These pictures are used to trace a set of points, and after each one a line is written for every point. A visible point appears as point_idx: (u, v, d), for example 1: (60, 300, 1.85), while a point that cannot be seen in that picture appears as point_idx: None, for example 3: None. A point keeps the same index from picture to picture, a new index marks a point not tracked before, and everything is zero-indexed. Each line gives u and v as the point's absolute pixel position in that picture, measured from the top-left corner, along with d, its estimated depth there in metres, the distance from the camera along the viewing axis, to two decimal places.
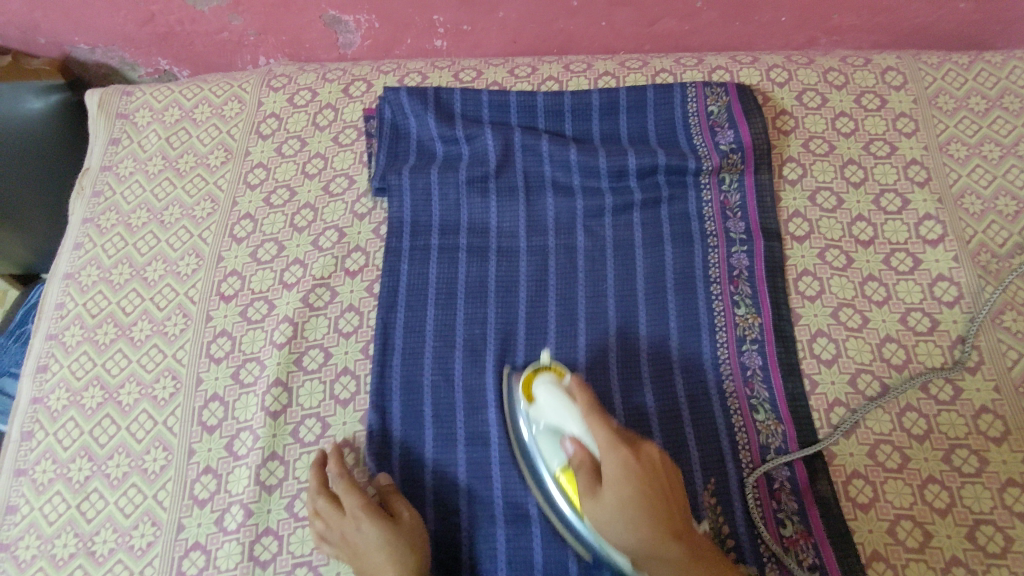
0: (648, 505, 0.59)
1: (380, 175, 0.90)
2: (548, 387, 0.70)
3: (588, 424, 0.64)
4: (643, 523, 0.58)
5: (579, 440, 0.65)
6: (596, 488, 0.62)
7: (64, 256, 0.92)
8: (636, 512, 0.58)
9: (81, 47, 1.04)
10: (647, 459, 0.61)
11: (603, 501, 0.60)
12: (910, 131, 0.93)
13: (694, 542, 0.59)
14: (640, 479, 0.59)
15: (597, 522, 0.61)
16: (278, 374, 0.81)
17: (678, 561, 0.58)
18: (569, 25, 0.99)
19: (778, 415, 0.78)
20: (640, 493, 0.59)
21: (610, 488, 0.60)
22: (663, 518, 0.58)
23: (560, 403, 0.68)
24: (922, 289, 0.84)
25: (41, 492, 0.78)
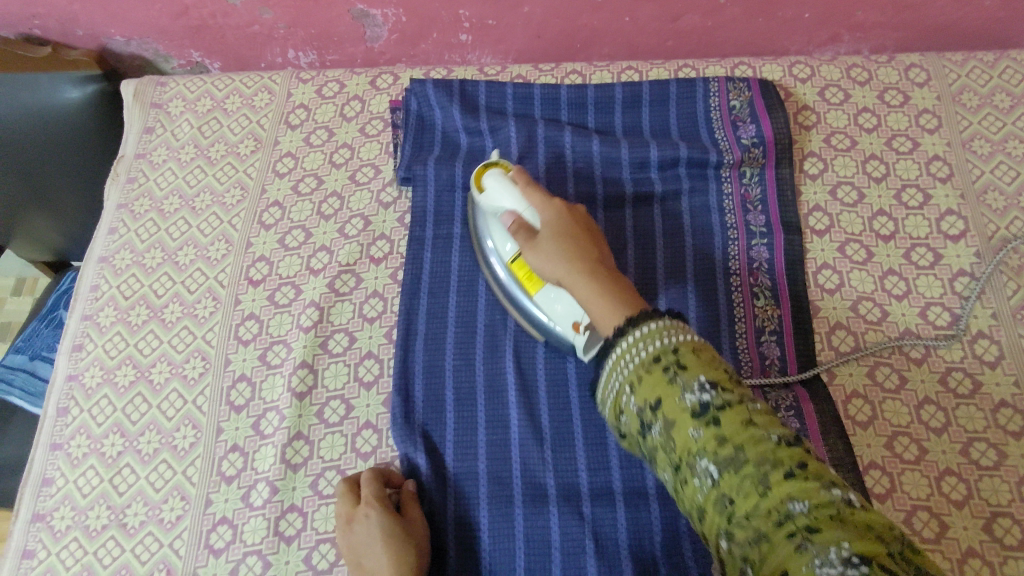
0: (578, 249, 0.66)
1: (406, 165, 0.92)
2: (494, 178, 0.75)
3: (529, 201, 0.71)
4: (574, 255, 0.65)
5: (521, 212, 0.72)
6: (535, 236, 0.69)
7: (99, 240, 0.95)
8: (566, 259, 0.65)
9: (117, 39, 1.07)
10: (574, 219, 0.70)
11: (538, 245, 0.68)
12: (933, 128, 0.94)
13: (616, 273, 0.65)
14: (568, 229, 0.68)
15: (536, 265, 0.69)
16: (304, 357, 0.83)
17: (598, 284, 0.63)
18: (593, 20, 1.00)
19: (795, 405, 0.78)
20: (566, 234, 0.67)
21: (546, 232, 0.68)
22: (587, 257, 0.65)
23: (504, 188, 0.73)
24: (942, 284, 0.84)
25: (75, 466, 0.81)
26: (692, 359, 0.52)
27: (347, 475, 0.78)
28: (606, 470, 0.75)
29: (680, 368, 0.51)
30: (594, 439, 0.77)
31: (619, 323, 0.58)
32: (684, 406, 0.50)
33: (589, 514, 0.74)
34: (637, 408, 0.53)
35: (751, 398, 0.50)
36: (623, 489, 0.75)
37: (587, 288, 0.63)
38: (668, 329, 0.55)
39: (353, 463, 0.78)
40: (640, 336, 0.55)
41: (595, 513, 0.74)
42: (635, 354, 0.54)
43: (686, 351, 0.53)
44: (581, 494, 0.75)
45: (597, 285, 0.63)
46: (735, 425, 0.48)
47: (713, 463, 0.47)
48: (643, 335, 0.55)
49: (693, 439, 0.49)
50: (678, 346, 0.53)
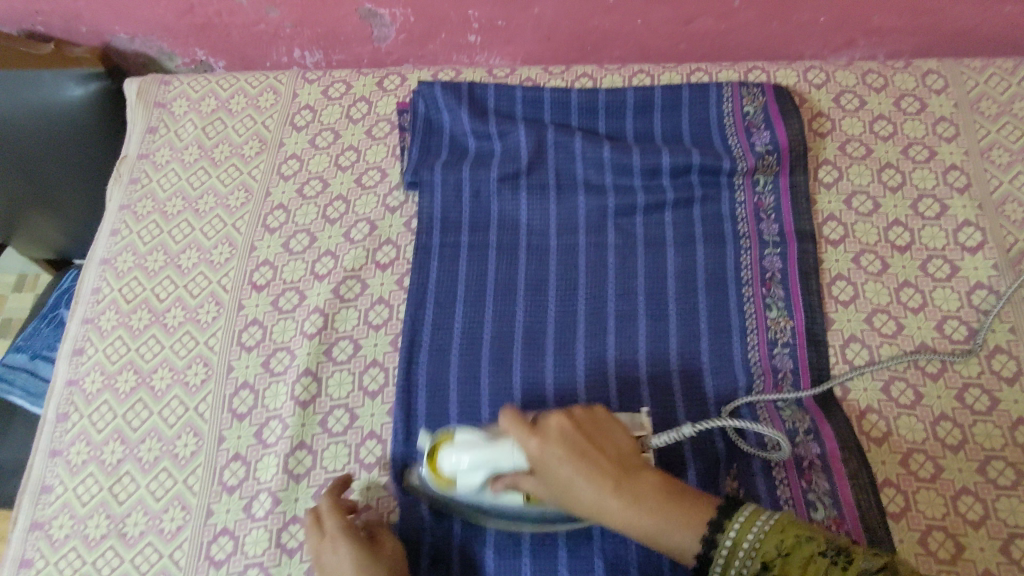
0: (601, 466, 0.58)
1: (412, 170, 0.91)
2: (460, 447, 0.66)
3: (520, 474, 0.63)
4: (602, 480, 0.57)
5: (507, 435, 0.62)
6: (544, 470, 0.59)
7: (101, 242, 0.94)
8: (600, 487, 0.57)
9: (121, 37, 1.06)
10: (566, 425, 0.60)
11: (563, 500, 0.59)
12: (950, 136, 0.92)
13: (650, 473, 0.59)
14: (574, 440, 0.59)
15: (561, 499, 0.60)
16: (308, 365, 0.82)
17: (649, 505, 0.56)
18: (605, 22, 0.99)
19: (813, 428, 0.76)
20: (578, 454, 0.58)
21: (554, 464, 0.58)
22: (611, 472, 0.58)
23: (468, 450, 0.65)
24: (959, 297, 0.82)
25: (75, 473, 0.80)
26: (788, 555, 0.52)
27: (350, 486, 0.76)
28: None
29: (785, 574, 0.51)
30: None
31: (699, 541, 0.55)
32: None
33: (598, 532, 0.71)
34: None
35: (856, 558, 0.50)
36: None
37: (640, 520, 0.56)
38: (753, 517, 0.54)
39: (356, 474, 0.77)
40: (728, 545, 0.54)
41: (604, 530, 0.71)
42: (739, 560, 0.53)
43: (777, 549, 0.52)
44: None
45: (649, 513, 0.56)
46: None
47: None
48: (732, 545, 0.54)
49: None
50: (767, 542, 0.53)
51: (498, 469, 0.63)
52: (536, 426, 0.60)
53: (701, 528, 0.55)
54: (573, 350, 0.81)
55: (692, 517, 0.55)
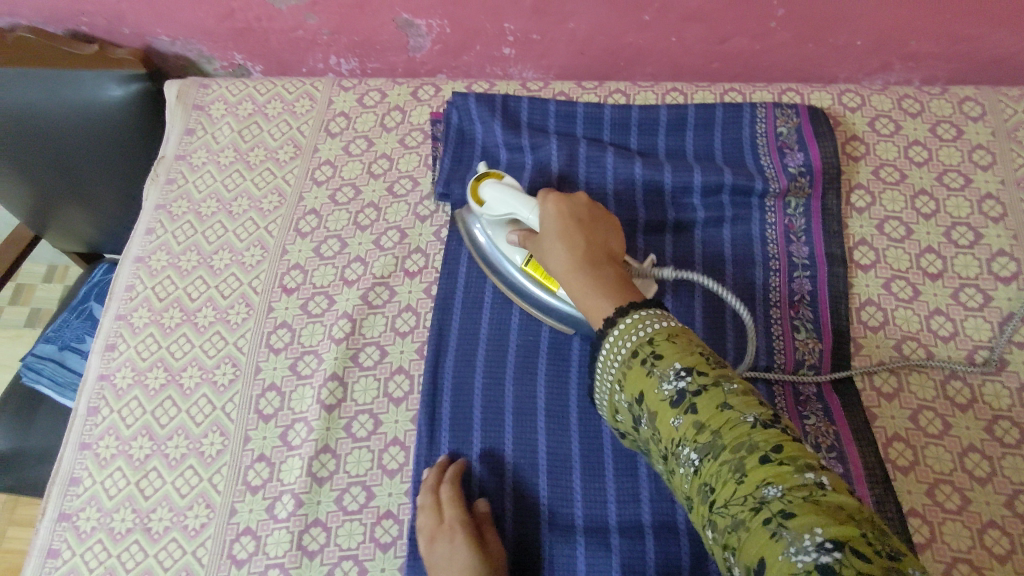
0: (580, 235, 0.69)
1: (444, 180, 0.92)
2: (495, 186, 0.79)
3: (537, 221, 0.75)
4: (570, 240, 0.68)
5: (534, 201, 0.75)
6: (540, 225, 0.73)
7: (136, 240, 0.95)
8: (564, 242, 0.68)
9: (162, 39, 1.08)
10: (577, 208, 0.72)
11: (543, 247, 0.71)
12: (986, 164, 0.91)
13: (617, 268, 0.67)
14: (575, 214, 0.71)
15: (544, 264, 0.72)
16: (334, 369, 0.83)
17: (596, 277, 0.65)
18: (640, 39, 0.99)
19: (843, 461, 0.74)
20: (570, 217, 0.70)
21: (550, 225, 0.71)
22: (587, 247, 0.68)
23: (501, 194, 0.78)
24: (991, 327, 0.81)
25: (103, 467, 0.81)
26: (668, 347, 0.54)
27: (372, 492, 0.77)
28: (636, 503, 0.74)
29: (656, 357, 0.54)
30: (625, 469, 0.75)
31: (613, 312, 0.60)
32: (662, 395, 0.52)
33: (616, 546, 0.72)
34: (630, 404, 0.56)
35: (728, 377, 0.51)
36: (652, 523, 0.73)
37: (583, 288, 0.65)
38: (655, 317, 0.57)
39: (378, 479, 0.78)
40: (625, 324, 0.58)
41: (622, 544, 0.72)
42: (622, 345, 0.57)
43: (661, 338, 0.55)
44: (608, 527, 0.74)
45: (595, 281, 0.64)
46: (714, 414, 0.49)
47: (696, 450, 0.48)
48: (630, 333, 0.58)
49: (675, 429, 0.50)
50: (657, 333, 0.56)
51: (516, 214, 0.77)
52: (558, 194, 0.73)
53: (623, 301, 0.62)
54: None
55: (625, 297, 0.62)
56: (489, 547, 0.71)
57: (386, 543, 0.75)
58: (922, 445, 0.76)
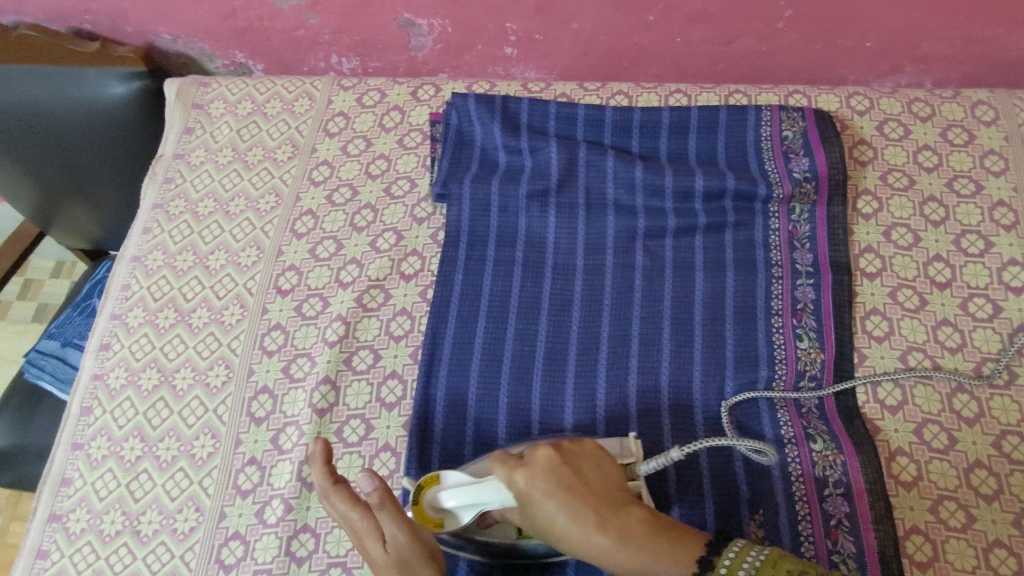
0: (583, 493, 0.60)
1: (442, 182, 0.90)
2: (455, 488, 0.66)
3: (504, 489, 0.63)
4: (580, 511, 0.59)
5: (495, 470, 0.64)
6: (529, 507, 0.61)
7: (133, 239, 0.95)
8: (578, 522, 0.59)
9: (164, 37, 1.07)
10: (552, 463, 0.61)
11: (540, 512, 0.60)
12: (998, 170, 0.88)
13: (637, 506, 0.61)
14: (559, 476, 0.61)
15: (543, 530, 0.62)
16: (327, 373, 0.82)
17: (632, 540, 0.58)
18: (644, 39, 0.97)
19: (846, 480, 0.72)
20: (561, 488, 0.60)
21: (542, 498, 0.60)
22: (591, 500, 0.60)
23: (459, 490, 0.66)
24: (1001, 339, 0.79)
25: (94, 467, 0.81)
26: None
27: None
28: None
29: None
30: None
31: None
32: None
33: None
34: None
35: None
36: None
37: (622, 553, 0.58)
38: (743, 549, 0.56)
39: None
40: (721, 572, 0.55)
41: None
42: None
43: (767, 571, 0.53)
44: None
45: (632, 545, 0.58)
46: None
47: None
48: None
49: None
50: (757, 570, 0.54)
51: (487, 508, 0.65)
52: (524, 462, 0.62)
53: (693, 565, 0.57)
54: (594, 372, 0.80)
55: (684, 555, 0.57)
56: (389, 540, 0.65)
57: None
58: (926, 461, 0.74)
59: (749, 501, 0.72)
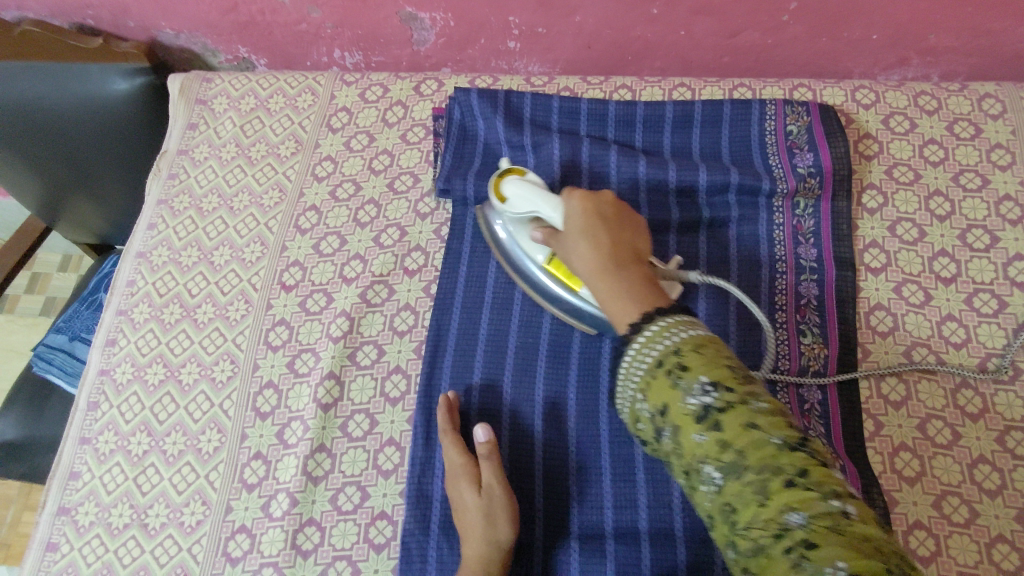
0: (607, 233, 0.68)
1: (445, 176, 0.90)
2: (519, 183, 0.78)
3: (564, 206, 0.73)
4: (599, 240, 0.67)
5: (564, 199, 0.73)
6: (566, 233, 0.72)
7: (138, 234, 0.96)
8: (593, 247, 0.67)
9: (167, 32, 1.07)
10: (603, 206, 0.71)
11: (571, 235, 0.70)
12: (1005, 164, 0.88)
13: (642, 268, 0.66)
14: (601, 211, 0.70)
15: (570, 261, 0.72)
16: (332, 367, 0.82)
17: (622, 276, 0.64)
18: (647, 32, 0.97)
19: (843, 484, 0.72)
20: (595, 223, 0.69)
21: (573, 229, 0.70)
22: (610, 246, 0.67)
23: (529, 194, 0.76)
24: (1006, 334, 0.79)
25: (102, 461, 0.81)
26: (694, 358, 0.51)
27: (367, 492, 0.76)
28: (633, 509, 0.73)
29: (681, 370, 0.51)
30: (621, 474, 0.74)
31: (638, 317, 0.59)
32: (687, 411, 0.49)
33: (612, 552, 0.72)
34: (650, 414, 0.53)
35: (756, 395, 0.49)
36: (649, 531, 0.72)
37: (612, 283, 0.64)
38: (688, 329, 0.54)
39: (373, 480, 0.77)
40: (648, 332, 0.55)
41: (618, 550, 0.72)
42: (649, 356, 0.54)
43: (688, 349, 0.52)
44: (604, 532, 0.73)
45: (622, 281, 0.64)
46: (736, 427, 0.47)
47: (716, 468, 0.47)
48: (648, 338, 0.55)
49: (698, 445, 0.48)
50: (685, 345, 0.52)
51: (540, 212, 0.75)
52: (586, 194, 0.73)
53: (649, 306, 0.59)
54: (598, 367, 0.80)
55: (650, 300, 0.60)
56: (483, 489, 0.71)
57: (380, 543, 0.74)
58: (929, 456, 0.74)
59: None
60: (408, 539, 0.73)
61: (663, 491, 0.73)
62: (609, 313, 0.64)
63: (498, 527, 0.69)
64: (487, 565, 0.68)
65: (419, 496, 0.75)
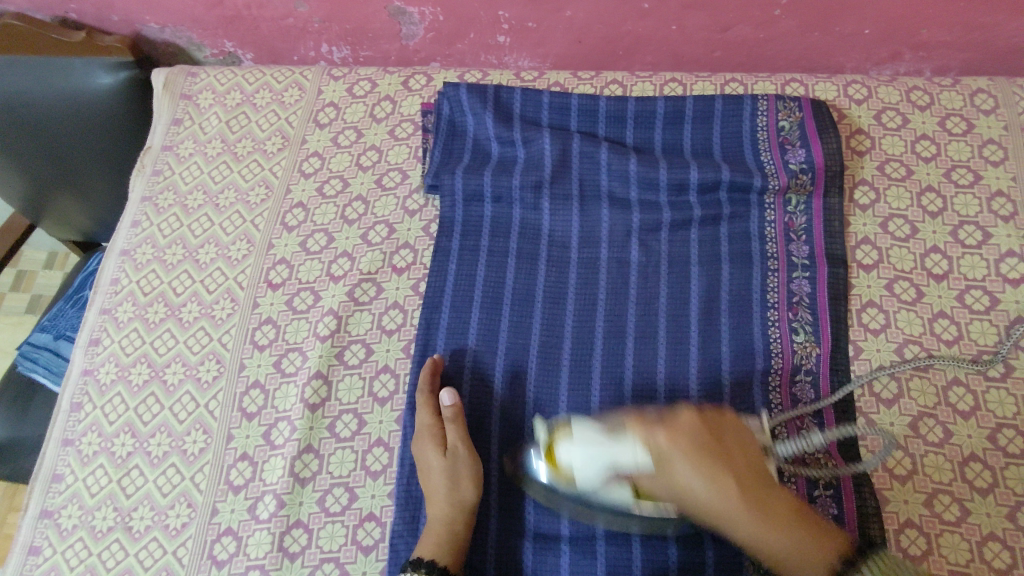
0: (725, 474, 0.59)
1: (433, 173, 0.89)
2: (580, 439, 0.65)
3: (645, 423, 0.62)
4: (718, 478, 0.59)
5: (634, 430, 0.62)
6: (663, 468, 0.60)
7: (122, 232, 0.94)
8: (712, 468, 0.59)
9: (152, 26, 1.06)
10: (694, 427, 0.61)
11: (671, 464, 0.60)
12: (998, 160, 0.87)
13: (784, 493, 0.61)
14: (698, 442, 0.60)
15: (671, 493, 0.61)
16: (319, 367, 0.81)
17: (767, 514, 0.58)
18: (638, 27, 0.96)
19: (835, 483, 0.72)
20: (703, 452, 0.60)
21: (677, 463, 0.59)
22: (719, 454, 0.60)
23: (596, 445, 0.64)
24: (997, 331, 0.78)
25: (86, 463, 0.80)
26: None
27: (355, 493, 0.75)
28: None
29: None
30: None
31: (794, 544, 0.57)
32: None
33: (603, 553, 0.71)
34: None
35: None
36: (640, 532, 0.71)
37: (775, 537, 0.58)
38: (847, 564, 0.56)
39: (361, 480, 0.76)
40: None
41: (609, 551, 0.71)
42: None
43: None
44: (595, 533, 0.72)
45: (786, 533, 0.58)
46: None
47: None
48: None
49: None
50: None
51: (617, 464, 0.62)
52: (666, 423, 0.62)
53: (807, 557, 0.57)
54: (588, 366, 0.79)
55: (826, 542, 0.58)
56: (448, 451, 0.72)
57: (368, 545, 0.73)
58: (921, 454, 0.73)
59: None
60: (397, 539, 0.72)
61: None
62: (766, 554, 0.59)
63: (462, 488, 0.71)
64: (452, 525, 0.70)
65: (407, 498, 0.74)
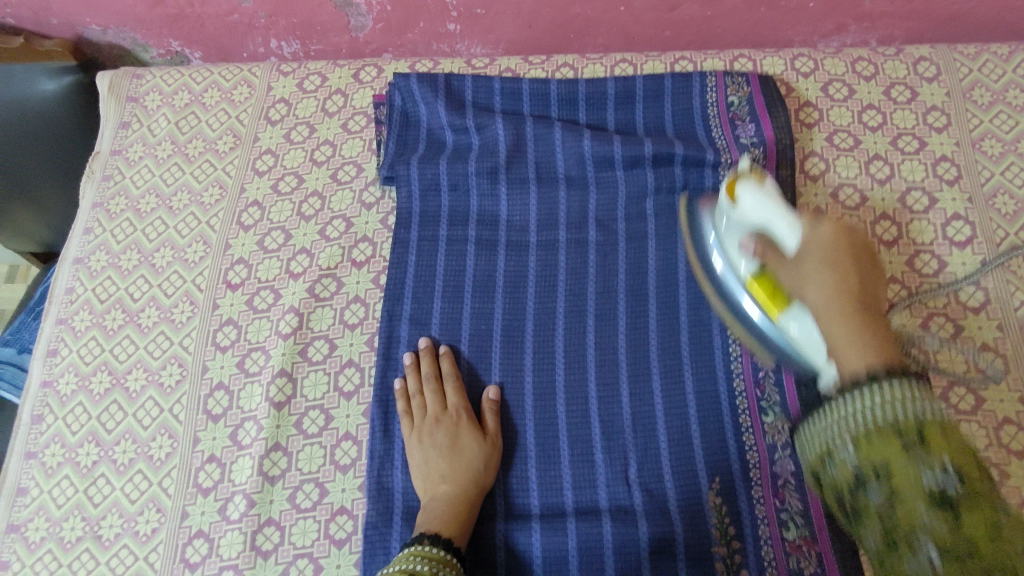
0: (851, 276, 0.57)
1: (388, 164, 0.89)
2: (759, 192, 0.65)
3: (797, 215, 0.61)
4: (841, 287, 0.56)
5: (802, 212, 0.62)
6: (802, 251, 0.60)
7: (74, 240, 0.93)
8: (826, 277, 0.57)
9: (93, 28, 1.04)
10: (855, 241, 0.60)
11: (806, 251, 0.59)
12: (941, 126, 0.89)
13: (886, 330, 0.55)
14: (850, 248, 0.59)
15: (793, 288, 0.60)
16: (283, 365, 0.81)
17: (850, 325, 0.54)
18: (587, 9, 0.96)
19: (793, 443, 0.72)
20: (839, 257, 0.58)
21: (811, 249, 0.59)
22: (855, 283, 0.57)
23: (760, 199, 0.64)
24: (946, 293, 0.80)
25: (50, 475, 0.79)
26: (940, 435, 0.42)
27: (326, 488, 0.76)
28: (593, 488, 0.73)
29: (922, 443, 0.42)
30: (581, 455, 0.75)
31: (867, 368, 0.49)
32: (862, 490, 0.43)
33: (573, 529, 0.72)
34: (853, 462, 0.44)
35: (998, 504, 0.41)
36: (609, 507, 0.73)
37: (836, 330, 0.55)
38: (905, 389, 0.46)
39: (331, 475, 0.76)
40: (856, 399, 0.47)
41: (579, 527, 0.72)
42: (859, 406, 0.46)
43: (914, 423, 0.43)
44: (565, 511, 0.73)
45: (850, 330, 0.54)
46: (962, 512, 0.40)
47: (936, 545, 0.39)
48: (869, 390, 0.46)
49: (919, 517, 0.40)
50: (890, 408, 0.45)
51: (769, 225, 0.63)
52: (833, 220, 0.61)
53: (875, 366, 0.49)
54: (552, 348, 0.80)
55: (888, 358, 0.50)
56: (487, 435, 0.75)
57: (341, 539, 0.73)
58: None
59: (707, 473, 0.72)
60: (370, 533, 0.72)
61: (620, 466, 0.74)
62: (833, 356, 0.54)
63: (487, 473, 0.73)
64: (469, 506, 0.71)
65: (379, 492, 0.74)
